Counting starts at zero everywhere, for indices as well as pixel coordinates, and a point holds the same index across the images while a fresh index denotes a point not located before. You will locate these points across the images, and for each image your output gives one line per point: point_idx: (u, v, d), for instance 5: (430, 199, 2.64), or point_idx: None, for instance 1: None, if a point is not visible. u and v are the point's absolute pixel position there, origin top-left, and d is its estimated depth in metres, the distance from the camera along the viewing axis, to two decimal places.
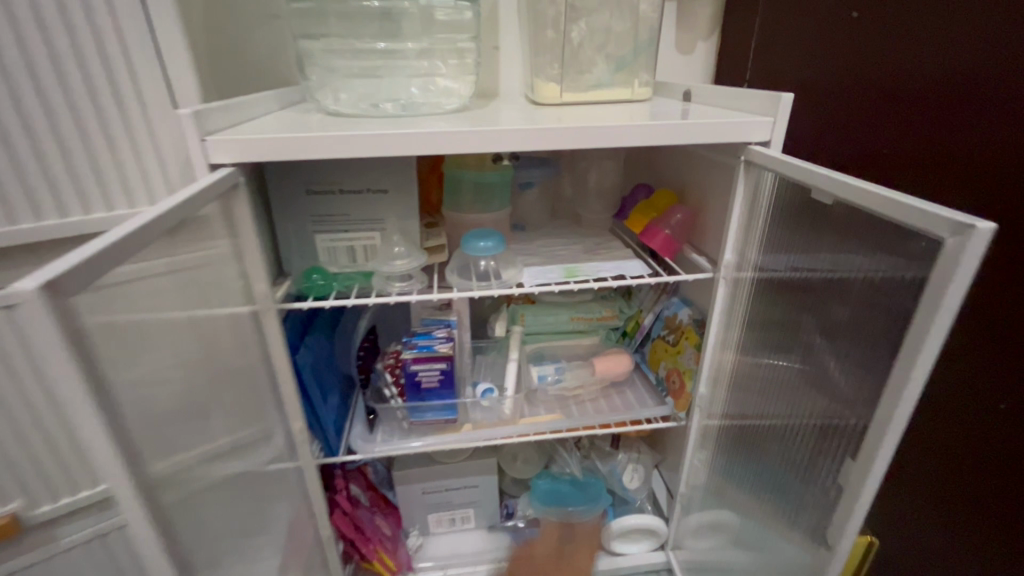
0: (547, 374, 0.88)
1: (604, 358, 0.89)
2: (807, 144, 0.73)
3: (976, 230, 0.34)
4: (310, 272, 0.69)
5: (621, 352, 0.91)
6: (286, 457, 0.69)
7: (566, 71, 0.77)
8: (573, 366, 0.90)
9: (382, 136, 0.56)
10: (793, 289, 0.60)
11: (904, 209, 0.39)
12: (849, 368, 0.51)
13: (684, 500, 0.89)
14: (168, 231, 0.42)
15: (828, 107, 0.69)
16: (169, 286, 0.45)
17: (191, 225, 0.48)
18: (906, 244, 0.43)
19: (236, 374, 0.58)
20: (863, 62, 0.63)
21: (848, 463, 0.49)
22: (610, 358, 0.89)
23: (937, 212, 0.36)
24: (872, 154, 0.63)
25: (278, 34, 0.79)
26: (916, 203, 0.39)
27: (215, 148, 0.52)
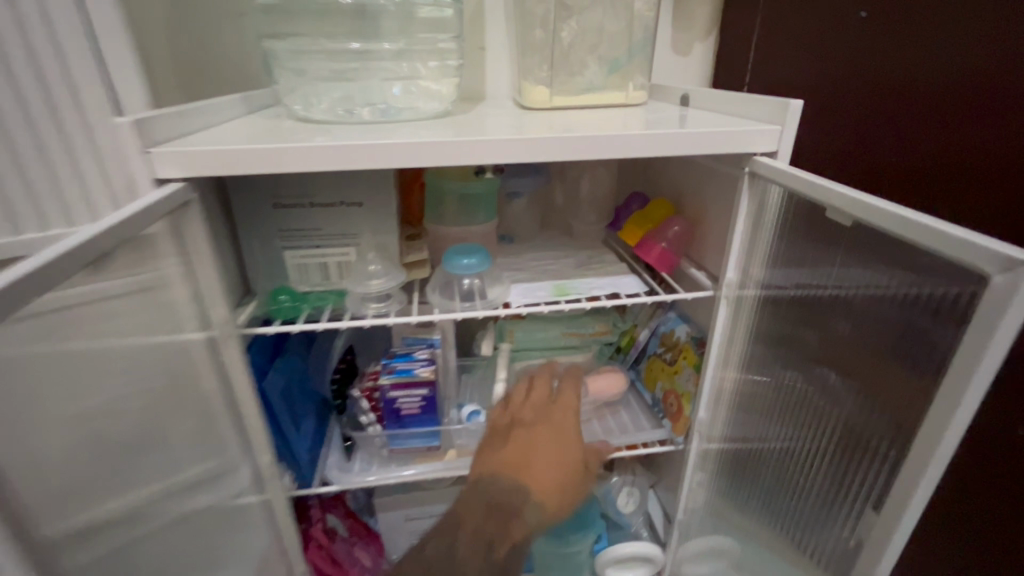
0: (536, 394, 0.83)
1: (596, 377, 0.85)
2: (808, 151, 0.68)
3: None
4: (278, 293, 0.64)
5: (614, 370, 0.87)
6: (252, 492, 0.64)
7: (556, 73, 0.72)
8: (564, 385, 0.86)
9: (350, 146, 0.50)
10: (802, 312, 0.55)
11: (944, 238, 0.34)
12: (869, 406, 0.46)
13: (681, 526, 0.85)
14: (91, 261, 0.37)
15: (831, 114, 0.63)
16: (95, 319, 0.40)
17: (125, 248, 0.42)
18: (937, 273, 0.39)
19: (182, 410, 0.52)
20: (868, 66, 0.58)
21: (871, 514, 0.44)
22: (602, 378, 0.85)
23: (986, 244, 0.32)
24: (875, 167, 0.57)
25: (245, 33, 0.73)
26: (963, 231, 0.34)
27: (161, 160, 0.47)
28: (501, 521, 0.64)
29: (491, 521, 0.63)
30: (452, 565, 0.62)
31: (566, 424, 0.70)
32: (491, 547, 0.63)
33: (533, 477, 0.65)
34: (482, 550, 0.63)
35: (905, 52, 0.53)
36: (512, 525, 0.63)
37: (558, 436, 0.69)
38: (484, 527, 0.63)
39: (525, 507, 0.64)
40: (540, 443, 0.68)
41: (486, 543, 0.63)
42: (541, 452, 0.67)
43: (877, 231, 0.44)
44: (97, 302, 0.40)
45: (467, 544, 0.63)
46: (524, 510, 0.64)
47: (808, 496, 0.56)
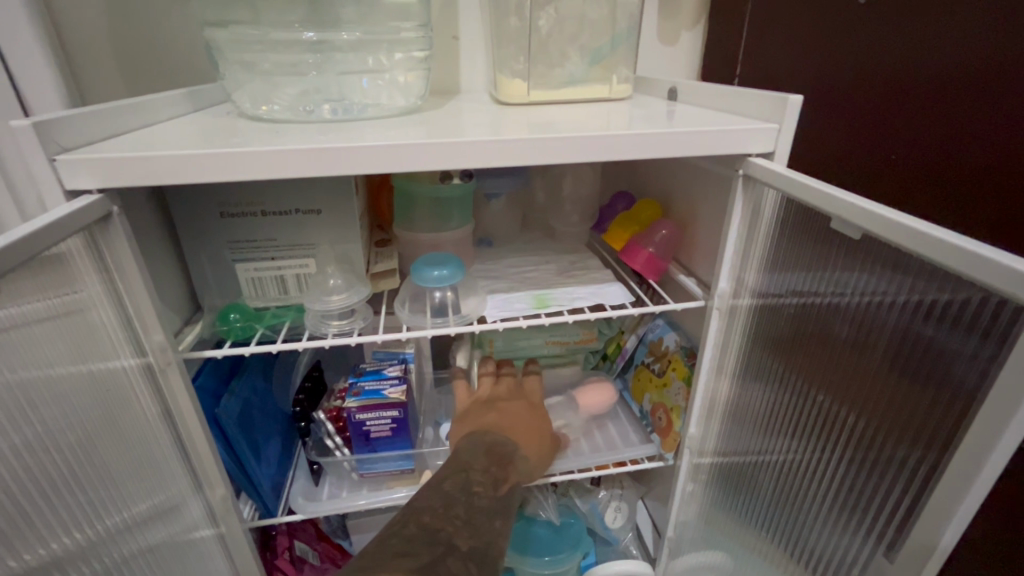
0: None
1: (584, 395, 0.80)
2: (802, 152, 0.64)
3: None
4: (229, 311, 0.58)
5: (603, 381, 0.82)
6: (205, 528, 0.58)
7: (533, 65, 0.67)
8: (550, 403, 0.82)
9: (297, 152, 0.45)
10: (798, 325, 0.51)
11: (980, 260, 0.30)
12: (872, 433, 0.42)
13: (672, 542, 0.81)
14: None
15: (823, 109, 0.60)
16: None
17: (23, 275, 0.36)
18: (952, 294, 0.34)
19: (115, 449, 0.46)
20: (863, 56, 0.54)
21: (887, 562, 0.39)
22: (592, 391, 0.80)
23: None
24: (872, 167, 0.54)
25: (189, 22, 0.66)
26: (997, 254, 0.30)
27: (72, 170, 0.40)
28: (502, 466, 0.58)
29: (494, 461, 0.57)
30: (466, 502, 0.51)
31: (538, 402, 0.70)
32: (498, 486, 0.55)
33: (522, 432, 0.63)
34: (491, 484, 0.54)
35: (904, 42, 0.49)
36: (511, 471, 0.58)
37: (533, 409, 0.69)
38: (488, 468, 0.56)
39: (518, 457, 0.60)
40: (520, 412, 0.66)
41: (492, 483, 0.54)
42: (524, 417, 0.65)
43: (884, 245, 0.40)
44: None
45: (477, 480, 0.54)
46: (516, 461, 0.59)
47: (805, 524, 0.52)
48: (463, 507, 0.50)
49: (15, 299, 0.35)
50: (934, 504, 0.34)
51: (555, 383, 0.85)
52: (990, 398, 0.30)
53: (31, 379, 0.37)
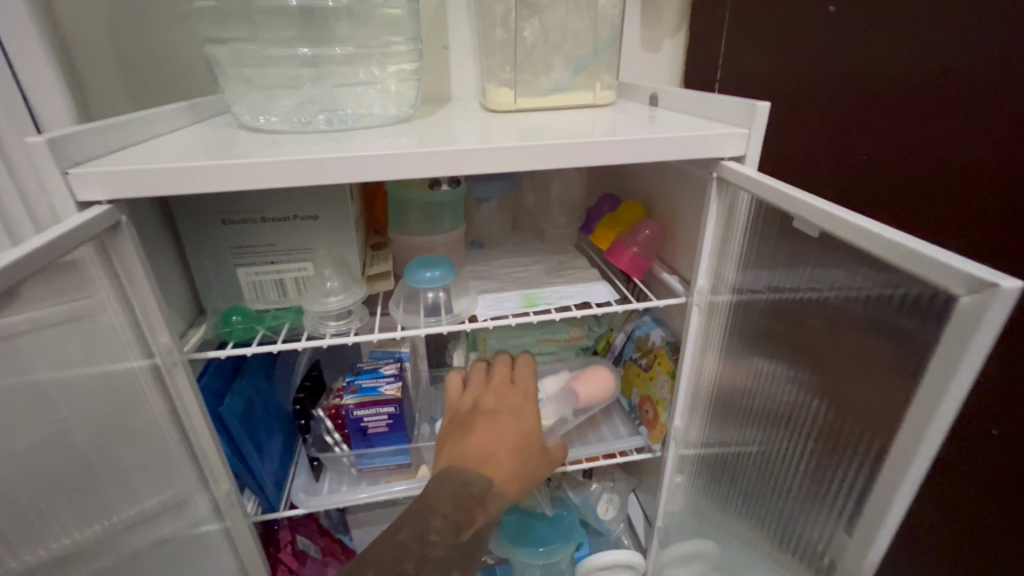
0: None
1: (588, 390, 0.76)
2: (782, 155, 0.68)
3: (1000, 288, 0.28)
4: (231, 313, 0.61)
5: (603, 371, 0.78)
6: (209, 523, 0.61)
7: (520, 74, 0.70)
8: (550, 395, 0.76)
9: (293, 162, 0.47)
10: (771, 317, 0.54)
11: (914, 253, 0.33)
12: (835, 419, 0.45)
13: (662, 531, 0.84)
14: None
15: (816, 106, 0.61)
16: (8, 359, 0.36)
17: (40, 280, 0.39)
18: (894, 284, 0.37)
19: (124, 445, 0.48)
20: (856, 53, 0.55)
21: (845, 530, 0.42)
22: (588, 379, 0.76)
23: (955, 263, 0.30)
24: (869, 168, 0.55)
25: (189, 37, 0.69)
26: (932, 249, 0.32)
27: (83, 183, 0.43)
28: (470, 507, 0.53)
29: (461, 505, 0.53)
30: (419, 554, 0.50)
31: (531, 409, 0.63)
32: (460, 534, 0.52)
33: (502, 457, 0.57)
34: (452, 532, 0.51)
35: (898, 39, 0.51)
36: (480, 513, 0.53)
37: (523, 419, 0.62)
38: (452, 515, 0.52)
39: (490, 495, 0.54)
40: (506, 428, 0.60)
41: (455, 531, 0.52)
42: (507, 434, 0.59)
43: (838, 242, 0.43)
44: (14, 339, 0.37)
45: (436, 527, 0.51)
46: (489, 499, 0.54)
47: (781, 505, 0.54)
48: (415, 560, 0.49)
49: (32, 303, 0.38)
50: (884, 478, 0.36)
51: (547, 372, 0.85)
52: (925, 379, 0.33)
53: (46, 379, 0.40)
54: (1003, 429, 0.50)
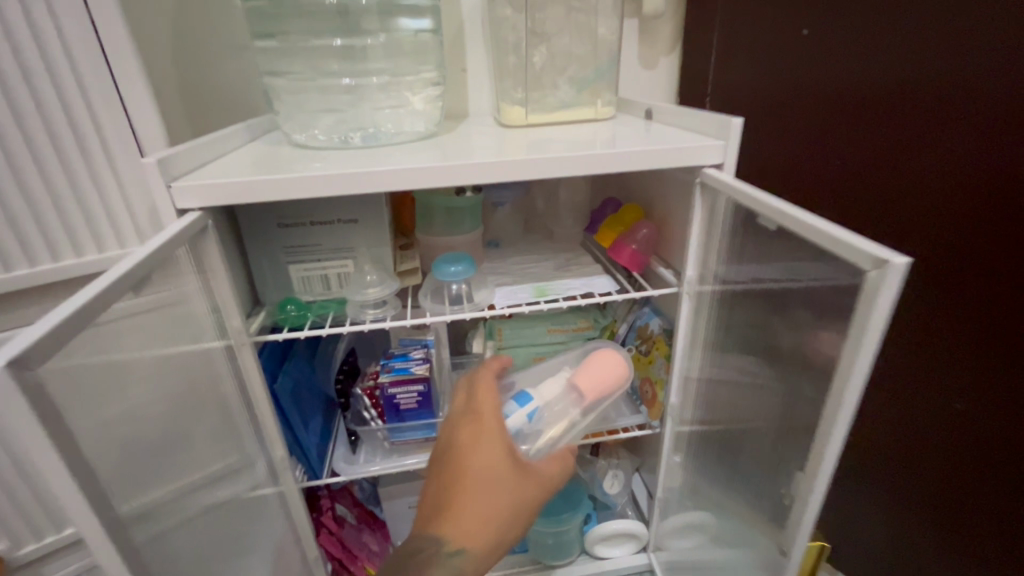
0: (520, 431, 0.57)
1: (593, 383, 0.60)
2: (767, 163, 0.78)
3: (892, 264, 0.36)
4: (286, 303, 0.71)
5: (608, 350, 0.63)
6: (268, 486, 0.71)
7: (530, 94, 0.79)
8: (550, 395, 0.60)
9: (342, 175, 0.57)
10: (747, 301, 0.63)
11: (834, 240, 0.41)
12: (795, 385, 0.54)
13: (662, 503, 0.92)
14: (137, 286, 0.44)
15: (805, 116, 0.71)
16: (139, 332, 0.46)
17: (158, 271, 0.48)
18: (830, 266, 0.46)
19: (211, 408, 0.59)
20: (845, 67, 0.65)
21: (798, 472, 0.51)
22: (591, 368, 0.61)
23: (863, 246, 0.39)
24: (861, 178, 0.66)
25: (244, 66, 0.79)
26: (845, 235, 0.41)
27: (180, 195, 0.53)
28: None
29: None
30: None
31: (496, 441, 0.53)
32: None
33: (451, 517, 0.49)
34: None
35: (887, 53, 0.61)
36: None
37: (485, 458, 0.51)
38: None
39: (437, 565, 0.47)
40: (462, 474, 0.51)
41: None
42: (460, 485, 0.50)
43: (789, 235, 0.52)
44: (142, 316, 0.47)
45: None
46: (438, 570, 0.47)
47: (758, 465, 0.62)
48: None
49: (153, 289, 0.48)
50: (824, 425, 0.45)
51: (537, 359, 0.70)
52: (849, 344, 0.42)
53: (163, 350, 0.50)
54: (966, 402, 0.65)
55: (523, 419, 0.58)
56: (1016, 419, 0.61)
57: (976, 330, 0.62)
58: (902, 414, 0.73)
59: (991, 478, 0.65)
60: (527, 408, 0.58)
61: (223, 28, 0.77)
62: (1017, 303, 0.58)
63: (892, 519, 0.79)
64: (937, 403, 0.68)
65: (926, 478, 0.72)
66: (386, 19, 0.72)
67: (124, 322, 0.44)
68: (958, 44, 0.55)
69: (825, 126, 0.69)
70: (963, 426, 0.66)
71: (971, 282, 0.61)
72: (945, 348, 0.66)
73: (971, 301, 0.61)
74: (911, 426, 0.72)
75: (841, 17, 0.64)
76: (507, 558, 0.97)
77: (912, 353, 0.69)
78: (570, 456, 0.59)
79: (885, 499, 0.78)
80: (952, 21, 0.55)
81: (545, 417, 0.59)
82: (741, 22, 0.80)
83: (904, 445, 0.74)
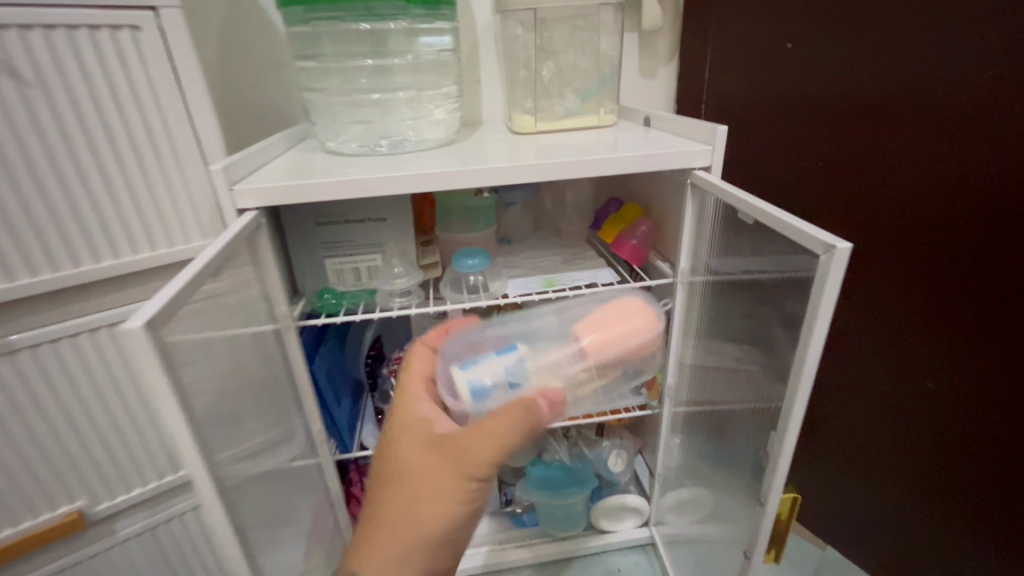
0: (493, 384, 0.53)
1: (596, 336, 0.56)
2: (763, 163, 0.89)
3: (838, 249, 0.44)
4: (322, 292, 0.80)
5: (624, 304, 0.60)
6: (308, 456, 0.80)
7: (538, 104, 0.87)
8: (539, 351, 0.57)
9: (377, 178, 0.66)
10: (733, 289, 0.70)
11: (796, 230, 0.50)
12: (771, 360, 0.62)
13: (662, 480, 1.00)
14: (216, 271, 0.52)
15: (817, 118, 0.79)
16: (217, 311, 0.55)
17: (229, 260, 0.57)
18: (798, 255, 0.54)
19: (267, 382, 0.68)
20: (857, 74, 0.73)
21: (773, 434, 0.59)
22: (596, 322, 0.57)
23: (817, 235, 0.47)
24: (846, 175, 0.78)
25: (281, 81, 0.88)
26: (807, 226, 0.49)
27: (241, 197, 0.62)
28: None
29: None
30: None
31: (421, 451, 0.52)
32: None
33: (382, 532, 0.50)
34: None
35: (893, 62, 0.69)
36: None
37: (411, 470, 0.51)
38: None
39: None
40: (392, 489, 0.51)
41: None
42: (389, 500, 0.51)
43: (764, 229, 0.60)
44: (219, 298, 0.55)
45: None
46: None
47: (744, 434, 0.70)
48: None
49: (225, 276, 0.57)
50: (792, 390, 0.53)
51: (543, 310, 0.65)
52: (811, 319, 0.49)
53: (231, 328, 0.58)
54: (936, 381, 0.76)
55: (499, 369, 0.54)
56: (981, 390, 0.72)
57: (944, 314, 0.73)
58: (884, 392, 0.84)
59: (965, 443, 0.76)
60: (506, 360, 0.54)
61: (264, 47, 0.86)
62: (992, 284, 0.67)
63: (880, 488, 0.89)
64: (913, 381, 0.79)
65: (908, 448, 0.83)
66: (411, 40, 0.81)
67: (208, 302, 0.52)
68: (921, 64, 0.66)
69: (816, 129, 0.80)
70: (936, 402, 0.77)
71: (953, 265, 0.70)
72: (919, 333, 0.77)
73: (955, 286, 0.71)
74: (892, 403, 0.83)
75: (824, 35, 0.75)
76: (519, 531, 1.05)
77: (897, 335, 0.79)
78: (514, 411, 0.47)
79: (874, 468, 0.89)
80: (916, 42, 0.66)
81: (528, 372, 0.54)
82: (733, 38, 0.88)
83: (887, 421, 0.85)
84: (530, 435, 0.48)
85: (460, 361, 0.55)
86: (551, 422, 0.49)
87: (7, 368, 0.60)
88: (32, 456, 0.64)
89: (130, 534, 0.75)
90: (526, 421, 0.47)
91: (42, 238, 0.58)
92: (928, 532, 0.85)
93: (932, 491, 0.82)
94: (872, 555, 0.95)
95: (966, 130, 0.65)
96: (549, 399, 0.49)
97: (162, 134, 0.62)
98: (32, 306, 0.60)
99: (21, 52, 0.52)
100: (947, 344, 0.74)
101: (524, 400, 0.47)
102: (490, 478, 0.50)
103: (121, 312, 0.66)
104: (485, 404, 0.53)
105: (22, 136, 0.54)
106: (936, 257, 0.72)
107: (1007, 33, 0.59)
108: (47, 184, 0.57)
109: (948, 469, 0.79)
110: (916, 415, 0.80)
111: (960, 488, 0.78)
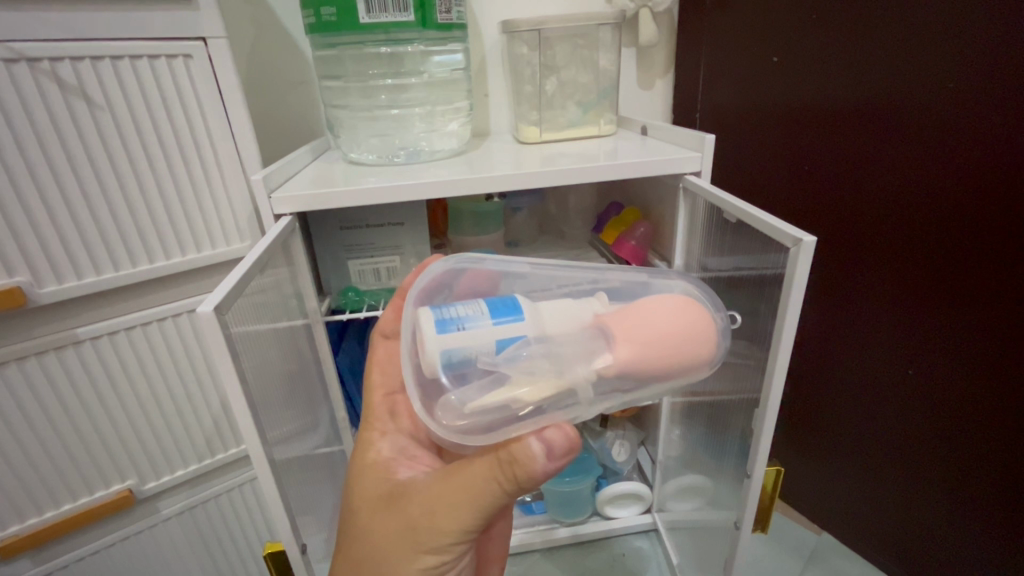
0: (473, 360, 0.46)
1: (631, 329, 0.49)
2: (756, 168, 0.96)
3: (804, 242, 0.52)
4: (347, 290, 0.88)
5: (669, 301, 0.52)
6: (333, 442, 0.87)
7: (543, 116, 0.94)
8: (547, 334, 0.48)
9: (399, 185, 0.72)
10: (722, 284, 0.77)
11: (772, 227, 0.56)
12: (760, 346, 0.68)
13: (663, 468, 1.05)
14: (260, 271, 0.60)
15: (808, 123, 0.86)
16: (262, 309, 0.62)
17: (269, 262, 0.64)
18: (776, 250, 0.60)
19: (302, 372, 0.75)
20: (840, 82, 0.80)
21: (757, 412, 0.67)
22: (630, 315, 0.50)
23: (789, 231, 0.54)
24: (830, 177, 0.85)
25: (307, 98, 0.96)
26: (779, 222, 0.56)
27: (277, 204, 0.69)
28: None
29: None
30: None
31: (396, 505, 0.51)
32: None
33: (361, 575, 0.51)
34: None
35: (875, 71, 0.76)
36: None
37: (389, 515, 0.51)
38: None
39: None
40: (371, 532, 0.51)
41: None
42: (369, 546, 0.51)
43: (748, 227, 0.66)
44: (263, 294, 0.62)
45: None
46: None
47: (739, 419, 0.75)
48: None
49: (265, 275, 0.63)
50: (773, 370, 0.61)
51: (561, 271, 0.58)
52: (786, 306, 0.57)
53: (275, 323, 0.66)
54: (917, 368, 0.83)
55: (487, 345, 0.46)
56: (960, 373, 0.78)
57: (927, 305, 0.79)
58: (872, 380, 0.90)
59: (948, 424, 0.81)
60: (499, 335, 0.47)
61: (291, 68, 0.93)
62: (966, 274, 0.74)
63: (874, 472, 0.95)
64: (899, 368, 0.85)
65: (896, 432, 0.89)
66: (425, 60, 0.88)
67: (254, 299, 0.59)
68: (895, 74, 0.74)
69: (802, 132, 0.87)
70: (918, 388, 0.83)
71: (931, 258, 0.77)
72: (901, 323, 0.83)
73: (954, 286, 0.76)
74: (879, 390, 0.89)
75: (803, 47, 0.83)
76: (529, 519, 1.11)
77: (884, 323, 0.85)
78: (491, 469, 0.46)
79: (865, 453, 0.95)
80: (886, 56, 0.74)
81: (522, 360, 0.47)
82: (727, 49, 0.95)
83: (875, 407, 0.91)
84: (500, 501, 0.47)
85: (441, 320, 0.46)
86: (540, 481, 0.46)
87: (74, 356, 0.69)
88: (90, 434, 0.73)
89: (170, 514, 0.83)
90: (502, 477, 0.46)
91: (107, 240, 0.66)
92: (921, 513, 0.90)
93: (920, 472, 0.88)
94: (868, 540, 1.00)
95: (937, 134, 0.72)
96: (548, 450, 0.45)
97: (209, 148, 0.70)
98: (96, 303, 0.69)
99: (92, 80, 0.60)
100: (927, 332, 0.80)
101: (510, 450, 0.45)
102: (448, 549, 0.49)
103: (170, 307, 0.74)
104: (456, 384, 0.47)
105: (92, 152, 0.63)
106: (916, 253, 0.78)
107: (978, 46, 0.65)
108: (111, 194, 0.65)
109: (934, 452, 0.84)
110: (902, 400, 0.86)
111: (948, 469, 0.83)
